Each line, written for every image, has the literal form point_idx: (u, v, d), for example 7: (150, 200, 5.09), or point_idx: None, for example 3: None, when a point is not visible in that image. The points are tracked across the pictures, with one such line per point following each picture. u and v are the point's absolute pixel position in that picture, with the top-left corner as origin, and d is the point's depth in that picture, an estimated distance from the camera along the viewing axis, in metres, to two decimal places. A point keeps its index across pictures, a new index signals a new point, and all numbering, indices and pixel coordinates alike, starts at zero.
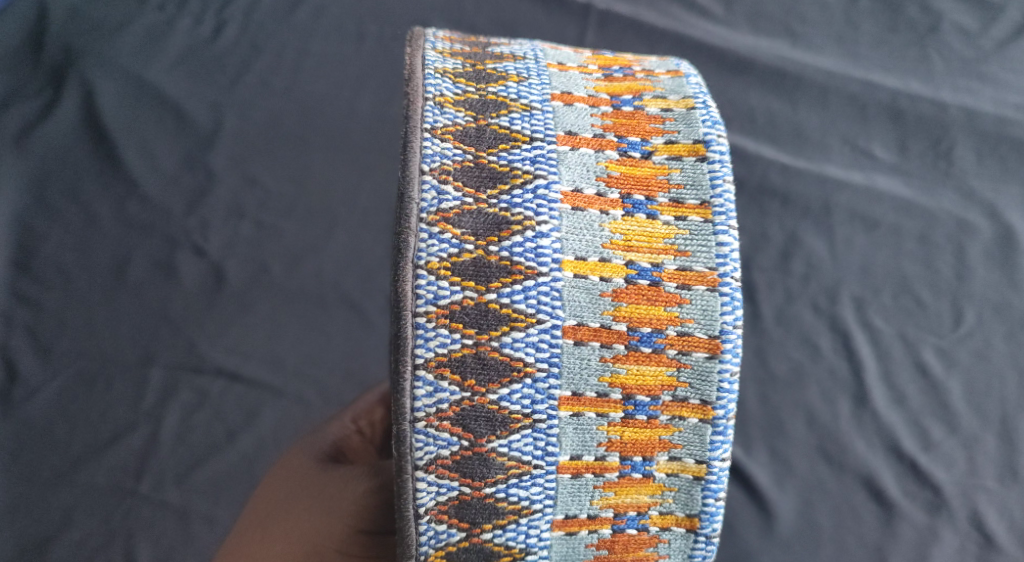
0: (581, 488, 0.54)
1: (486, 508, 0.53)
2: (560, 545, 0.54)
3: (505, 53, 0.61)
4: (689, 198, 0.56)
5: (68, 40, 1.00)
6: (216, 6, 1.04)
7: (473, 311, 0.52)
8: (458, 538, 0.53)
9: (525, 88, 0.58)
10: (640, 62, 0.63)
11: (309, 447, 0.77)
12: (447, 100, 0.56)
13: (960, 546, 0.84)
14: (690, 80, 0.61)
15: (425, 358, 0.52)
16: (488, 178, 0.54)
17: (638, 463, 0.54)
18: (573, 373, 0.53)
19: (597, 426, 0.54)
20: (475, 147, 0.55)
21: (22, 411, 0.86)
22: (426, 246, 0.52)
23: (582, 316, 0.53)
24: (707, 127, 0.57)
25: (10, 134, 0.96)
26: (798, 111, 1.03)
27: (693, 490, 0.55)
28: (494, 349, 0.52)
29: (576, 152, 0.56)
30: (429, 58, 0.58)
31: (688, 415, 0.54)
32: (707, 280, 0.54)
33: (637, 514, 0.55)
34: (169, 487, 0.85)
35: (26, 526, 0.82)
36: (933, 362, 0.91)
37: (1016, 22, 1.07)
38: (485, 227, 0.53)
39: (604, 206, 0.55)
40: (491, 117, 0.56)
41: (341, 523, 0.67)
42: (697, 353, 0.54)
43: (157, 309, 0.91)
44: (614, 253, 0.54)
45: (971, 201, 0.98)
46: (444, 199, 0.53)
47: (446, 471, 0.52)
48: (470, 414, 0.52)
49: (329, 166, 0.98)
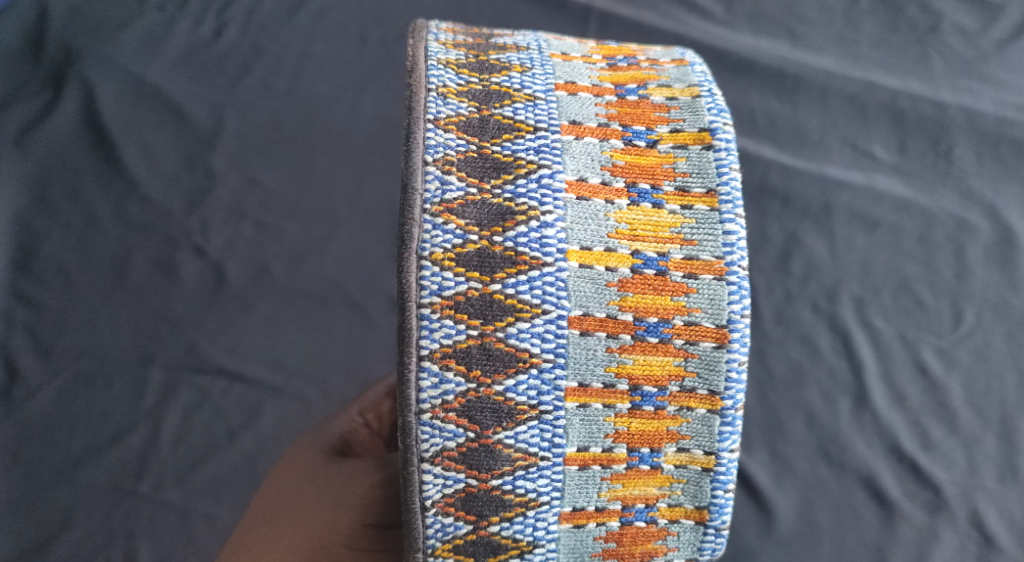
0: (589, 480, 0.54)
1: (494, 500, 0.53)
2: (568, 538, 0.54)
3: (508, 43, 0.61)
4: (696, 186, 0.56)
5: (68, 40, 1.00)
6: (217, 6, 1.04)
7: (478, 302, 0.52)
8: (465, 531, 0.53)
9: (528, 78, 0.58)
10: (644, 51, 0.63)
11: (315, 440, 0.77)
12: (450, 91, 0.56)
13: (960, 546, 0.84)
14: (696, 68, 0.61)
15: (430, 350, 0.52)
16: (491, 168, 0.54)
17: (646, 454, 0.54)
18: (579, 363, 0.53)
19: (604, 418, 0.54)
20: (478, 137, 0.55)
21: (23, 411, 0.85)
22: (429, 237, 0.52)
23: (588, 306, 0.53)
24: (713, 115, 0.57)
25: (10, 133, 0.96)
26: (798, 111, 1.03)
27: (702, 482, 0.55)
28: (500, 340, 0.52)
29: (581, 142, 0.56)
30: (431, 50, 0.58)
31: (696, 405, 0.54)
32: (715, 269, 0.54)
33: (645, 507, 0.55)
34: (169, 487, 0.84)
35: (26, 525, 0.82)
36: (933, 362, 0.91)
37: (1015, 23, 1.07)
38: (490, 217, 0.53)
39: (609, 195, 0.55)
40: (495, 108, 0.56)
41: (347, 518, 0.67)
42: (704, 343, 0.54)
43: (158, 308, 0.91)
44: (620, 243, 0.54)
45: (971, 201, 0.98)
46: (448, 190, 0.53)
47: (452, 463, 0.52)
48: (476, 405, 0.52)
49: (330, 166, 0.98)
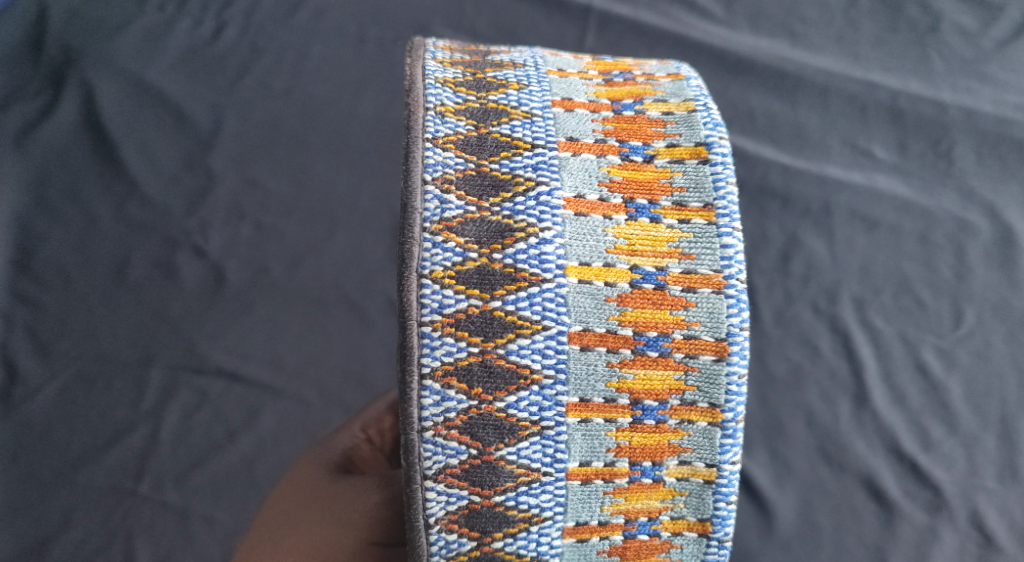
0: (591, 494, 0.54)
1: (497, 516, 0.53)
2: (571, 552, 0.54)
3: (504, 60, 0.61)
4: (693, 201, 0.56)
5: (69, 40, 1.00)
6: (217, 7, 1.05)
7: (478, 319, 0.52)
8: (469, 548, 0.53)
9: (526, 95, 0.58)
10: (640, 66, 0.63)
11: (319, 458, 0.77)
12: (448, 109, 0.56)
13: (960, 546, 0.84)
14: (691, 83, 0.61)
15: (431, 368, 0.52)
16: (490, 186, 0.54)
17: (648, 468, 0.54)
18: (580, 379, 0.53)
19: (605, 433, 0.54)
20: (477, 155, 0.55)
21: (24, 411, 0.86)
22: (429, 255, 0.52)
23: (587, 322, 0.53)
24: (709, 130, 0.57)
25: (11, 132, 0.96)
26: (798, 111, 1.03)
27: (704, 495, 0.55)
28: (501, 357, 0.52)
29: (578, 158, 0.56)
30: (429, 68, 0.58)
31: (697, 418, 0.54)
32: (713, 283, 0.54)
33: (648, 520, 0.55)
34: (169, 488, 0.84)
35: (26, 525, 0.82)
36: (933, 362, 0.91)
37: (1015, 22, 1.07)
38: (489, 234, 0.53)
39: (607, 210, 0.55)
40: (492, 125, 0.56)
41: (352, 536, 0.67)
42: (705, 357, 0.54)
43: (158, 309, 0.91)
44: (618, 258, 0.54)
45: (971, 201, 0.98)
46: (447, 208, 0.53)
47: (455, 480, 0.52)
48: (477, 422, 0.52)
49: (330, 166, 0.98)
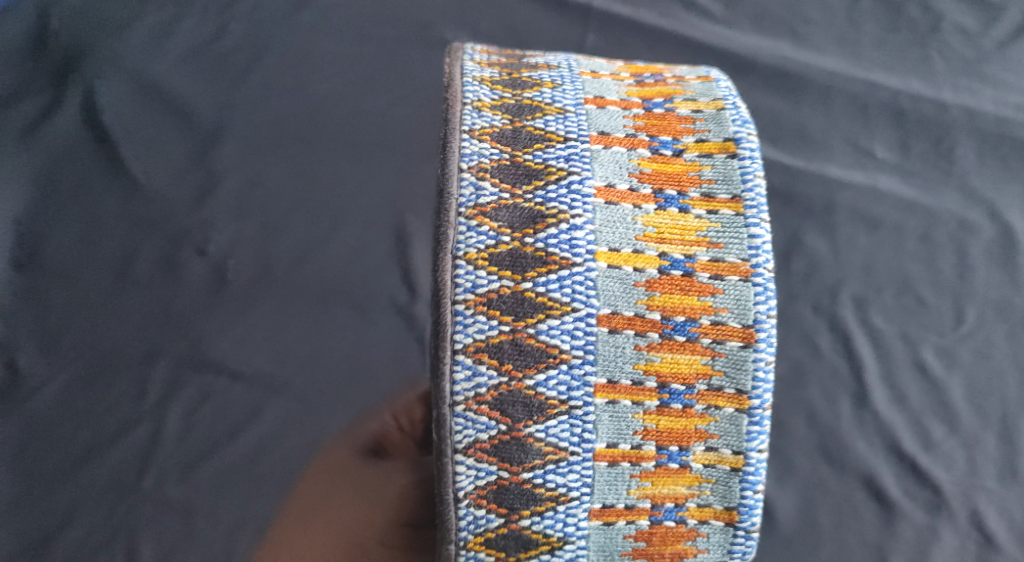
0: (617, 477, 0.54)
1: (525, 494, 0.53)
2: (598, 535, 0.54)
3: (540, 64, 0.63)
4: (721, 193, 0.56)
5: (71, 39, 1.03)
6: (219, 6, 1.06)
7: (510, 299, 0.53)
8: (497, 525, 0.53)
9: (559, 93, 0.59)
10: (672, 71, 0.64)
11: (348, 442, 0.78)
12: (484, 105, 0.58)
13: (960, 546, 0.83)
14: (721, 85, 0.61)
15: (464, 344, 0.52)
16: (523, 175, 0.56)
17: (675, 453, 0.54)
18: (608, 361, 0.53)
19: (633, 415, 0.53)
20: (511, 146, 0.56)
21: (25, 409, 0.85)
22: (463, 238, 0.53)
23: (616, 305, 0.53)
24: (737, 126, 0.58)
25: (15, 131, 0.98)
26: (800, 110, 1.03)
27: (730, 482, 0.55)
28: (531, 336, 0.53)
29: (608, 150, 0.57)
30: (467, 69, 0.61)
31: (724, 404, 0.54)
32: (740, 270, 0.54)
33: (675, 506, 0.55)
34: (170, 485, 0.83)
35: (27, 523, 0.81)
36: (934, 361, 0.91)
37: (1015, 23, 1.08)
38: (521, 219, 0.54)
39: (636, 200, 0.55)
40: (527, 120, 0.58)
41: (384, 516, 0.66)
42: (731, 343, 0.54)
43: (159, 307, 0.90)
44: (647, 245, 0.54)
45: (972, 201, 0.98)
46: (482, 194, 0.54)
47: (484, 455, 0.52)
48: (507, 399, 0.52)
49: (332, 164, 0.98)
